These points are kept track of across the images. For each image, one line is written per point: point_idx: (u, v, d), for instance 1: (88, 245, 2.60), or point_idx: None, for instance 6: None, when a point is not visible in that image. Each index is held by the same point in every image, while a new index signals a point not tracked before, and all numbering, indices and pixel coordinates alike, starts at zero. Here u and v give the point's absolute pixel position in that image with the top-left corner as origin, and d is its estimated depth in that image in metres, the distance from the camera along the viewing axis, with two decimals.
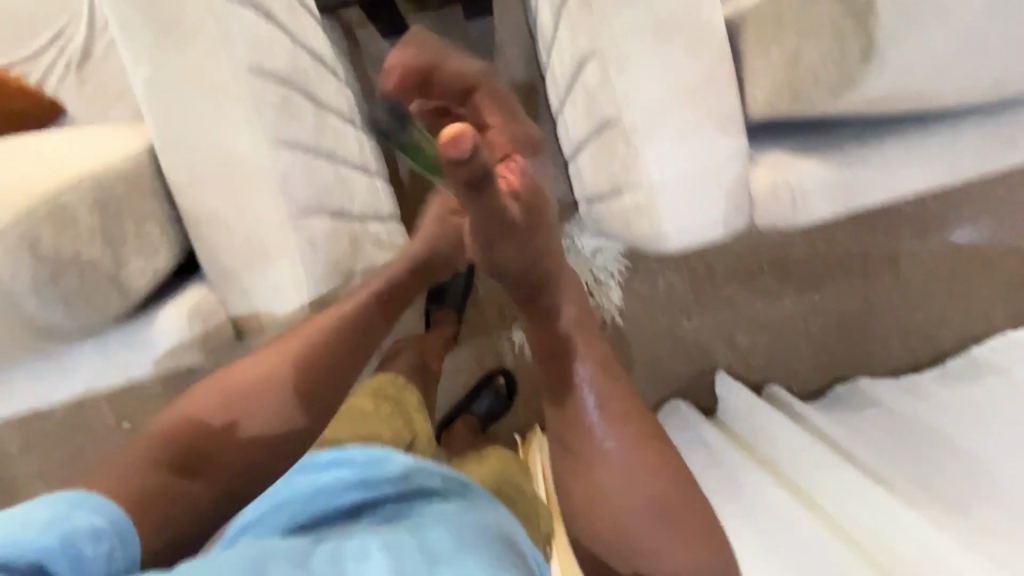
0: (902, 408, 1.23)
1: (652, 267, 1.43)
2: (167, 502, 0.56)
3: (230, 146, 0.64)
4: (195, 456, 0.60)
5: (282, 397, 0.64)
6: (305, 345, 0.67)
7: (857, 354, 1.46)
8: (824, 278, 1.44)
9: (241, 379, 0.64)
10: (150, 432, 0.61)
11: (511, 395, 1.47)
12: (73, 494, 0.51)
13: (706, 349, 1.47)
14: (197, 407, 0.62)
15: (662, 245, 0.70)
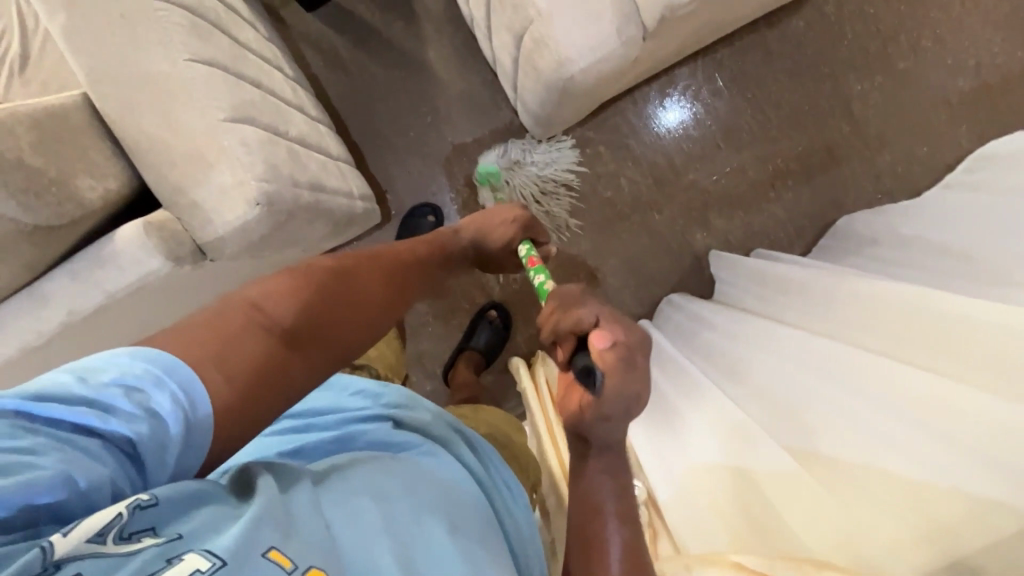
0: (888, 236, 1.21)
1: (612, 169, 1.47)
2: (268, 384, 0.57)
3: (153, 68, 0.71)
4: (292, 344, 0.61)
5: (369, 315, 0.73)
6: (384, 280, 0.77)
7: (835, 207, 1.47)
8: (780, 142, 1.46)
9: (334, 289, 0.69)
10: (234, 318, 0.58)
11: (508, 325, 1.47)
12: (161, 356, 0.51)
13: (685, 238, 1.48)
14: (287, 301, 0.63)
15: (571, 77, 0.73)
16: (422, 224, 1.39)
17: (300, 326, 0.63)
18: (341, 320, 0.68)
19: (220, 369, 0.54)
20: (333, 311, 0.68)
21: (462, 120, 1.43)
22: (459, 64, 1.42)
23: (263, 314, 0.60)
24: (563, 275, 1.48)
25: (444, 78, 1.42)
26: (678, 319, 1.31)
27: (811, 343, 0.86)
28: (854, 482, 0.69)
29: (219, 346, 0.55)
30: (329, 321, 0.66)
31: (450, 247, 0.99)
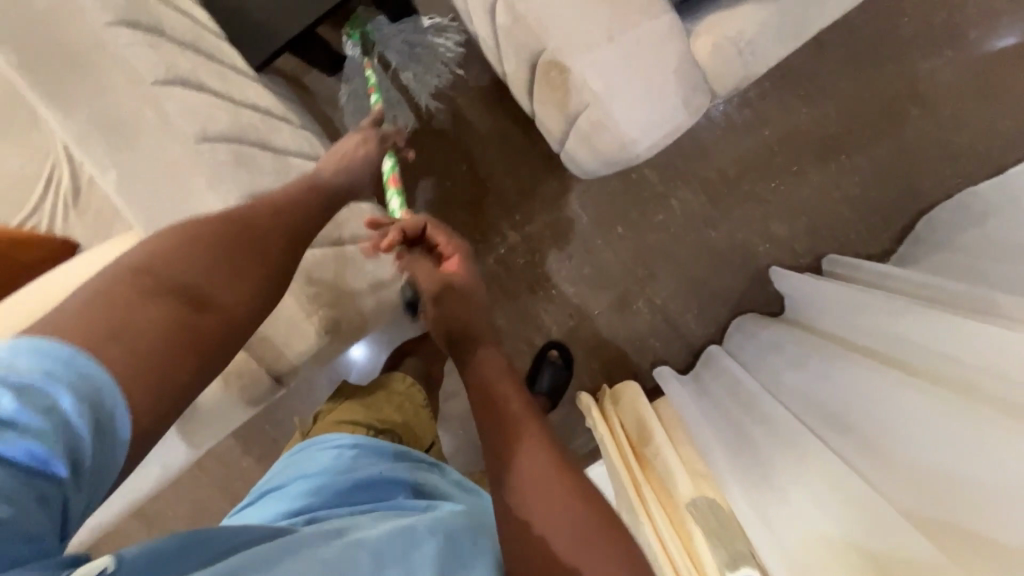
0: (998, 241, 1.11)
1: (659, 190, 1.40)
2: (146, 338, 0.52)
3: (209, 213, 0.71)
4: (178, 298, 0.56)
5: (262, 255, 0.65)
6: (275, 218, 0.68)
7: (911, 200, 1.35)
8: (840, 137, 1.36)
9: (208, 236, 0.62)
10: (101, 287, 0.53)
11: (569, 364, 1.39)
12: (40, 346, 0.45)
13: (746, 251, 1.40)
14: (158, 261, 0.57)
15: (634, 154, 0.70)
16: None
17: (193, 285, 0.58)
18: (234, 273, 0.62)
19: (118, 343, 0.50)
20: (219, 267, 0.61)
21: (496, 161, 1.42)
22: (486, 105, 1.41)
23: (142, 277, 0.55)
24: (621, 306, 1.42)
25: (476, 124, 1.41)
26: (754, 350, 1.25)
27: (893, 386, 0.85)
28: (956, 535, 0.67)
29: (105, 317, 0.51)
30: (221, 272, 0.61)
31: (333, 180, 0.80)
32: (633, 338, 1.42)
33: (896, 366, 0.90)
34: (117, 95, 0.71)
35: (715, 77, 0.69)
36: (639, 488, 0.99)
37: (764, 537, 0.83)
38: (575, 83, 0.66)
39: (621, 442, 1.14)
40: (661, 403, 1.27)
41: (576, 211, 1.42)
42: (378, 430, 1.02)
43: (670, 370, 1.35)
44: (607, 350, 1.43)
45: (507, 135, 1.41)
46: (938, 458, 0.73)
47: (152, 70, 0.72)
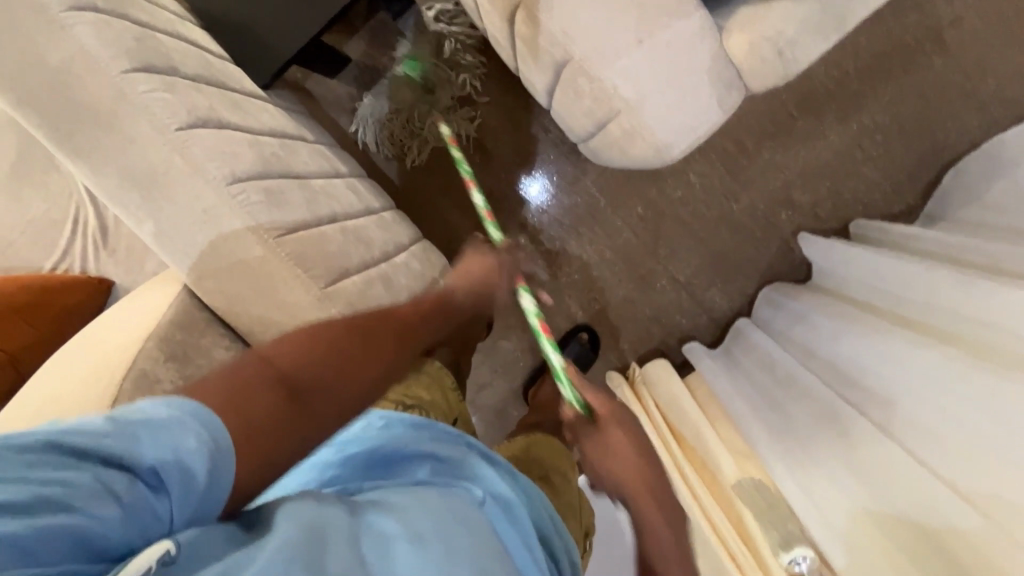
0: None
1: (678, 167, 1.38)
2: (267, 424, 0.51)
3: (243, 255, 0.71)
4: (299, 395, 0.55)
5: (376, 358, 0.65)
6: (393, 320, 0.72)
7: (936, 155, 1.32)
8: (863, 95, 1.31)
9: (338, 331, 0.63)
10: (237, 370, 0.52)
11: (596, 347, 1.40)
12: (172, 400, 0.44)
13: (768, 221, 1.38)
14: (292, 352, 0.58)
15: (670, 156, 0.73)
16: None
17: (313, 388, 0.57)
18: (347, 389, 0.60)
19: (237, 423, 0.48)
20: (341, 381, 0.60)
21: (509, 151, 1.39)
22: (495, 94, 1.38)
23: (268, 365, 0.55)
24: (645, 286, 1.42)
25: (485, 114, 1.38)
26: (783, 320, 1.26)
27: (936, 358, 0.83)
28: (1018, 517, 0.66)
29: (248, 422, 0.49)
30: (337, 392, 0.59)
31: (451, 301, 0.87)
32: (660, 317, 1.43)
33: (932, 334, 0.90)
34: (138, 141, 0.68)
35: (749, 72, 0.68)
36: (682, 469, 1.01)
37: (810, 512, 0.87)
38: (606, 92, 0.66)
39: (659, 421, 1.15)
40: (693, 381, 1.29)
41: (594, 194, 1.40)
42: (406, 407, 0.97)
43: (698, 346, 1.36)
44: (634, 331, 1.44)
45: (518, 123, 1.38)
46: (971, 427, 0.75)
47: (169, 113, 0.69)
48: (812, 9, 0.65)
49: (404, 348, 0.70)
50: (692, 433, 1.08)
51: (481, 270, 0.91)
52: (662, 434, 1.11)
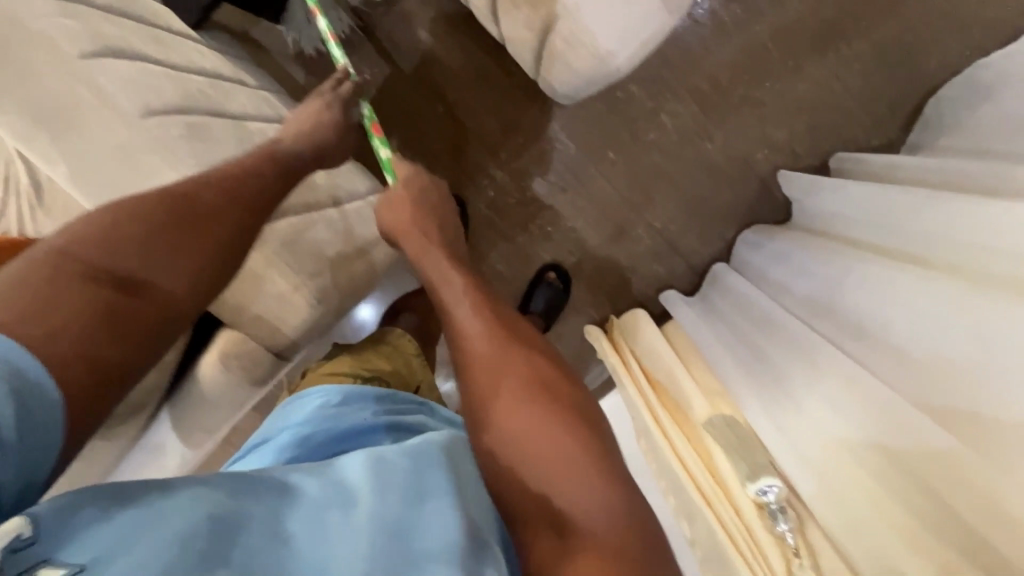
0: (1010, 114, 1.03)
1: (649, 107, 1.32)
2: (75, 314, 0.55)
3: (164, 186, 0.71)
4: (113, 288, 0.59)
5: (196, 228, 0.67)
6: (214, 184, 0.70)
7: (915, 82, 1.27)
8: (839, 21, 1.25)
9: (136, 214, 0.63)
10: (39, 271, 0.55)
11: (567, 285, 1.37)
12: None
13: (744, 161, 1.33)
14: (91, 241, 0.60)
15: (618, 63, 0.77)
16: None
17: (128, 273, 0.61)
18: (171, 263, 0.64)
19: (37, 325, 0.51)
20: (157, 252, 0.63)
21: (474, 99, 1.33)
22: (455, 39, 1.31)
23: (67, 260, 0.57)
24: (620, 235, 1.38)
25: (446, 60, 1.32)
26: (760, 262, 1.23)
27: (919, 282, 0.80)
28: (1001, 437, 0.63)
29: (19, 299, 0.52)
30: (147, 264, 0.62)
31: (285, 156, 0.77)
32: (636, 266, 1.39)
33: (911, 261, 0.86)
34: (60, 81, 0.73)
35: None
36: (658, 415, 0.98)
37: (782, 446, 0.84)
38: None
39: (635, 371, 1.12)
40: (670, 327, 1.26)
41: (563, 140, 1.35)
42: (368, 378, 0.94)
43: (675, 294, 1.32)
44: (610, 281, 1.40)
45: (481, 69, 1.32)
46: (952, 349, 0.72)
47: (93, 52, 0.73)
48: None
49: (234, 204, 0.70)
50: (668, 379, 1.05)
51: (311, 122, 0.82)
52: (639, 384, 1.08)
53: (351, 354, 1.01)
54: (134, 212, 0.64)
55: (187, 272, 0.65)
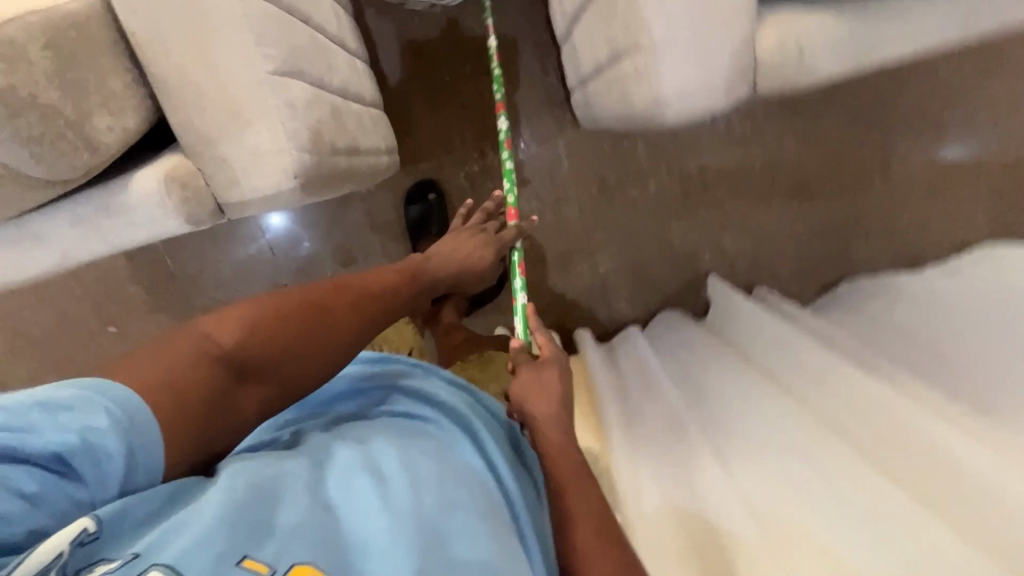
0: (891, 317, 1.24)
1: (643, 168, 1.42)
2: (202, 397, 0.61)
3: None
4: (240, 370, 0.65)
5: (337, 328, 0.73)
6: (359, 286, 0.78)
7: (840, 257, 1.49)
8: (812, 181, 1.45)
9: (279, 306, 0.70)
10: (186, 344, 0.63)
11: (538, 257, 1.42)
12: (77, 384, 0.53)
13: (692, 254, 1.47)
14: (240, 326, 0.66)
15: (665, 119, 0.68)
16: (429, 207, 1.34)
17: (243, 361, 0.66)
18: (276, 375, 0.68)
19: (167, 395, 0.58)
20: (290, 361, 0.69)
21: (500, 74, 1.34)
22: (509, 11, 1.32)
23: (208, 344, 0.64)
24: (565, 264, 1.45)
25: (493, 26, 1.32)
26: (666, 341, 1.36)
27: (788, 416, 0.95)
28: (807, 557, 0.76)
29: (155, 367, 0.60)
30: (266, 369, 0.67)
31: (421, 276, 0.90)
32: (565, 297, 1.47)
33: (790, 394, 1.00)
34: None
35: (763, 66, 0.64)
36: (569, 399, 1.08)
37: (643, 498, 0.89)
38: (637, 22, 0.63)
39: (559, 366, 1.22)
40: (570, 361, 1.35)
41: (559, 155, 1.40)
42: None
43: (587, 334, 1.41)
44: (538, 299, 1.46)
45: (521, 52, 1.34)
46: (800, 477, 0.85)
47: None
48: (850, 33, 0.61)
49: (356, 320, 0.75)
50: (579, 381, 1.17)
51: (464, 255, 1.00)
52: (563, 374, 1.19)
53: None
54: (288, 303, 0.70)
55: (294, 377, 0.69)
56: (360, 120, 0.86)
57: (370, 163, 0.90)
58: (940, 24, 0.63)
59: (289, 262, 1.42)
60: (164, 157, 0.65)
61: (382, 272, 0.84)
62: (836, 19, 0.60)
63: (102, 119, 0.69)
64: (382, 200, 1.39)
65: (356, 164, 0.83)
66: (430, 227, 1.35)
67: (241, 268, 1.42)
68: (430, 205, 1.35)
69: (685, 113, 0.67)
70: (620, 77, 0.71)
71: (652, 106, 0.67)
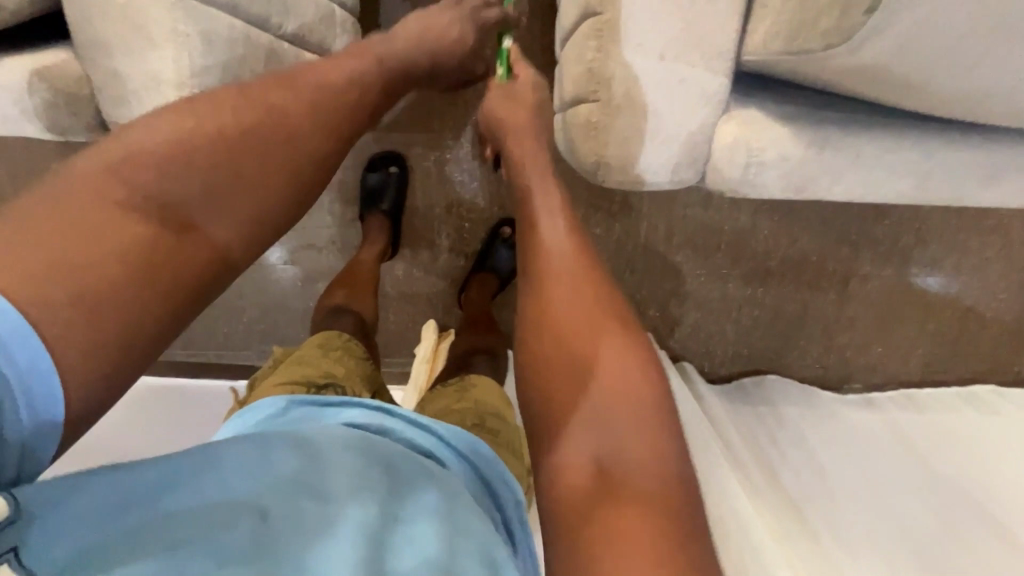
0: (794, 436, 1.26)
1: (614, 209, 1.36)
2: (113, 264, 0.48)
3: None
4: (173, 210, 0.52)
5: (281, 123, 0.58)
6: (305, 81, 0.61)
7: (777, 355, 1.47)
8: (772, 274, 1.41)
9: (193, 115, 0.54)
10: (87, 192, 0.49)
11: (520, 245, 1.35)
12: None
13: (637, 308, 1.44)
14: (158, 150, 0.52)
15: (603, 181, 0.63)
16: (387, 181, 1.29)
17: (183, 203, 0.53)
18: (227, 203, 0.55)
19: (58, 274, 0.45)
20: (237, 157, 0.55)
21: None
22: None
23: (121, 184, 0.50)
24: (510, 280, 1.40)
25: None
26: None
27: None
28: None
29: (54, 242, 0.46)
30: (214, 191, 0.54)
31: (384, 72, 0.70)
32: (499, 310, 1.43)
33: None
34: None
35: (714, 165, 0.59)
36: None
37: None
38: (602, 73, 0.58)
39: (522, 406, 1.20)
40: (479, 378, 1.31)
41: None
42: (321, 388, 0.85)
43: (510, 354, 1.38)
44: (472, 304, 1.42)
45: None
46: None
47: None
48: (806, 160, 0.57)
49: (300, 144, 0.59)
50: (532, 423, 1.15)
51: (442, 36, 0.77)
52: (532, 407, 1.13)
53: (295, 362, 0.90)
54: (218, 123, 0.55)
55: (248, 177, 0.56)
56: None
57: None
58: (902, 179, 0.58)
59: None
60: (53, 53, 0.58)
61: (337, 61, 0.65)
62: (797, 138, 0.56)
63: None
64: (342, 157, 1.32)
65: None
66: (381, 202, 1.30)
67: None
68: (388, 178, 1.30)
69: (622, 184, 0.62)
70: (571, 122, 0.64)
71: (590, 165, 0.62)
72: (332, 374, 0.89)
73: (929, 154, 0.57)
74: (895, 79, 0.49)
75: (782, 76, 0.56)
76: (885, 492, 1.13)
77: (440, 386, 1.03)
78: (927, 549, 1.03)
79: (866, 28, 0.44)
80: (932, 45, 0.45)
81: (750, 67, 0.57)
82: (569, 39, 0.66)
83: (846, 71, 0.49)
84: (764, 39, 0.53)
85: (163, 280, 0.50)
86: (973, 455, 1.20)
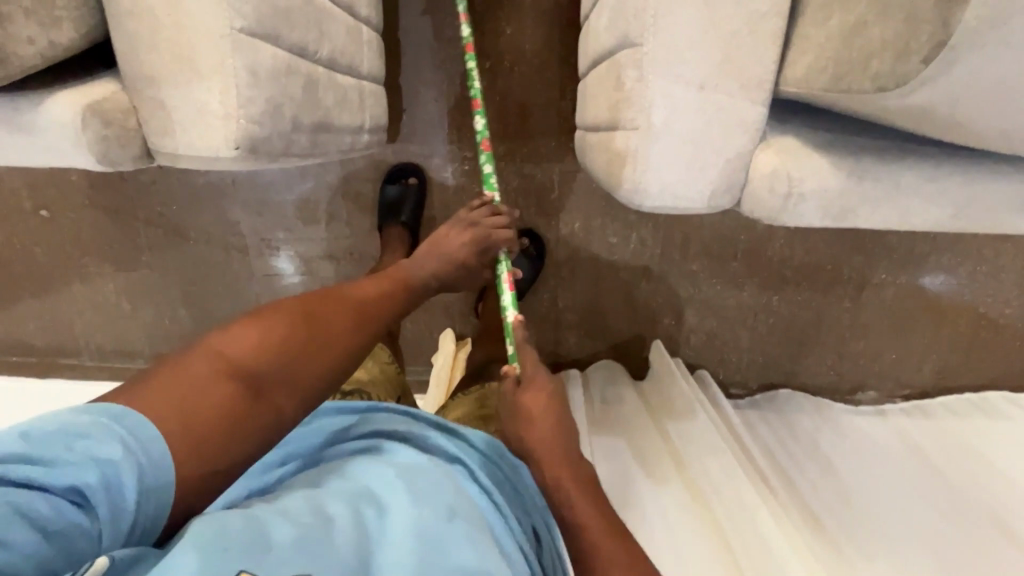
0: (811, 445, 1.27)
1: (630, 220, 1.37)
2: (211, 414, 0.55)
3: None
4: (258, 385, 0.60)
5: (348, 329, 0.70)
6: (365, 298, 0.75)
7: (791, 363, 1.48)
8: (786, 283, 1.42)
9: (286, 317, 0.65)
10: (200, 364, 0.58)
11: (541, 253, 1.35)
12: (88, 409, 0.50)
13: (652, 317, 1.45)
14: (260, 344, 0.62)
15: (637, 205, 0.64)
16: (406, 191, 1.29)
17: (261, 377, 0.60)
18: (295, 377, 0.63)
19: (173, 414, 0.53)
20: (312, 353, 0.65)
21: (520, 79, 1.26)
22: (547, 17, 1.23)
23: (225, 362, 0.59)
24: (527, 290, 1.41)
25: (526, 27, 1.23)
26: (599, 394, 1.34)
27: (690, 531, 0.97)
28: None
29: (174, 394, 0.54)
30: (292, 374, 0.63)
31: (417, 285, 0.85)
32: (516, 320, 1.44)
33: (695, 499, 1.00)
34: None
35: (751, 192, 0.60)
36: None
37: None
38: (640, 101, 0.59)
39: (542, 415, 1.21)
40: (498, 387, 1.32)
41: (551, 182, 1.33)
42: (346, 394, 0.89)
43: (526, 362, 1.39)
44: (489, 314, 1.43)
45: (546, 62, 1.25)
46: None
47: None
48: (843, 189, 0.57)
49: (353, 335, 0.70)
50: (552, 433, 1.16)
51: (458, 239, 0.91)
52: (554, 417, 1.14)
53: None
54: (292, 322, 0.65)
55: (321, 373, 0.65)
56: (342, 95, 0.79)
57: (343, 143, 0.83)
58: (937, 208, 0.59)
59: (251, 202, 1.36)
60: (98, 85, 0.59)
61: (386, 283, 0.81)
62: (834, 168, 0.57)
63: (25, 27, 0.55)
64: (362, 170, 1.33)
65: (323, 141, 0.76)
66: (401, 212, 1.30)
67: (201, 193, 1.36)
68: (408, 189, 1.29)
69: (656, 209, 0.63)
70: (609, 148, 0.65)
71: (627, 190, 0.63)
72: (357, 380, 0.92)
73: (966, 183, 0.58)
74: (934, 116, 0.50)
75: (820, 104, 0.57)
76: (900, 496, 1.14)
77: (463, 394, 1.04)
78: (947, 549, 1.04)
79: (920, 77, 0.45)
80: (983, 88, 0.45)
81: (788, 95, 0.58)
82: (604, 67, 0.67)
83: (892, 109, 0.50)
84: (807, 73, 0.55)
85: (240, 432, 0.57)
86: (990, 462, 1.21)
